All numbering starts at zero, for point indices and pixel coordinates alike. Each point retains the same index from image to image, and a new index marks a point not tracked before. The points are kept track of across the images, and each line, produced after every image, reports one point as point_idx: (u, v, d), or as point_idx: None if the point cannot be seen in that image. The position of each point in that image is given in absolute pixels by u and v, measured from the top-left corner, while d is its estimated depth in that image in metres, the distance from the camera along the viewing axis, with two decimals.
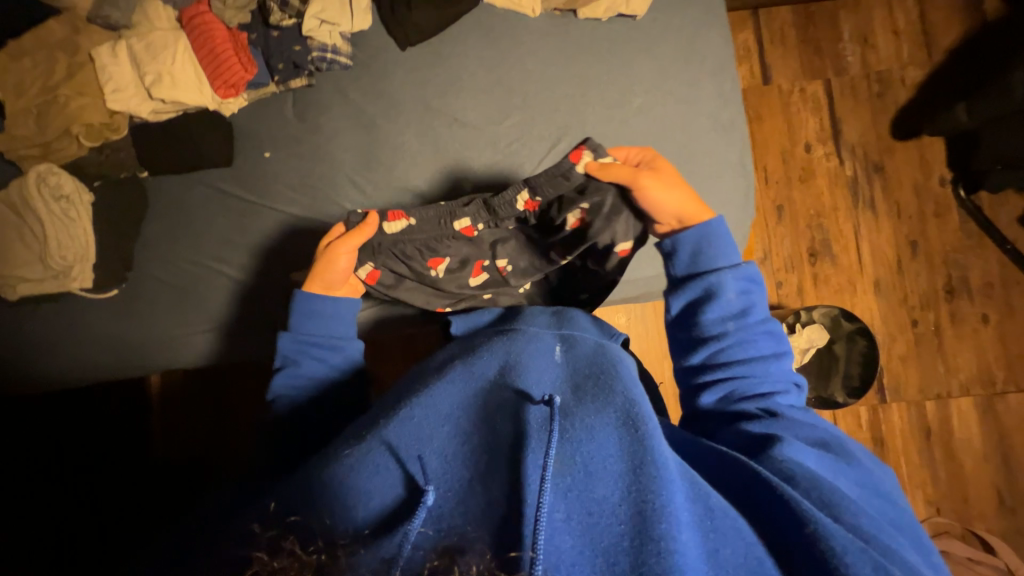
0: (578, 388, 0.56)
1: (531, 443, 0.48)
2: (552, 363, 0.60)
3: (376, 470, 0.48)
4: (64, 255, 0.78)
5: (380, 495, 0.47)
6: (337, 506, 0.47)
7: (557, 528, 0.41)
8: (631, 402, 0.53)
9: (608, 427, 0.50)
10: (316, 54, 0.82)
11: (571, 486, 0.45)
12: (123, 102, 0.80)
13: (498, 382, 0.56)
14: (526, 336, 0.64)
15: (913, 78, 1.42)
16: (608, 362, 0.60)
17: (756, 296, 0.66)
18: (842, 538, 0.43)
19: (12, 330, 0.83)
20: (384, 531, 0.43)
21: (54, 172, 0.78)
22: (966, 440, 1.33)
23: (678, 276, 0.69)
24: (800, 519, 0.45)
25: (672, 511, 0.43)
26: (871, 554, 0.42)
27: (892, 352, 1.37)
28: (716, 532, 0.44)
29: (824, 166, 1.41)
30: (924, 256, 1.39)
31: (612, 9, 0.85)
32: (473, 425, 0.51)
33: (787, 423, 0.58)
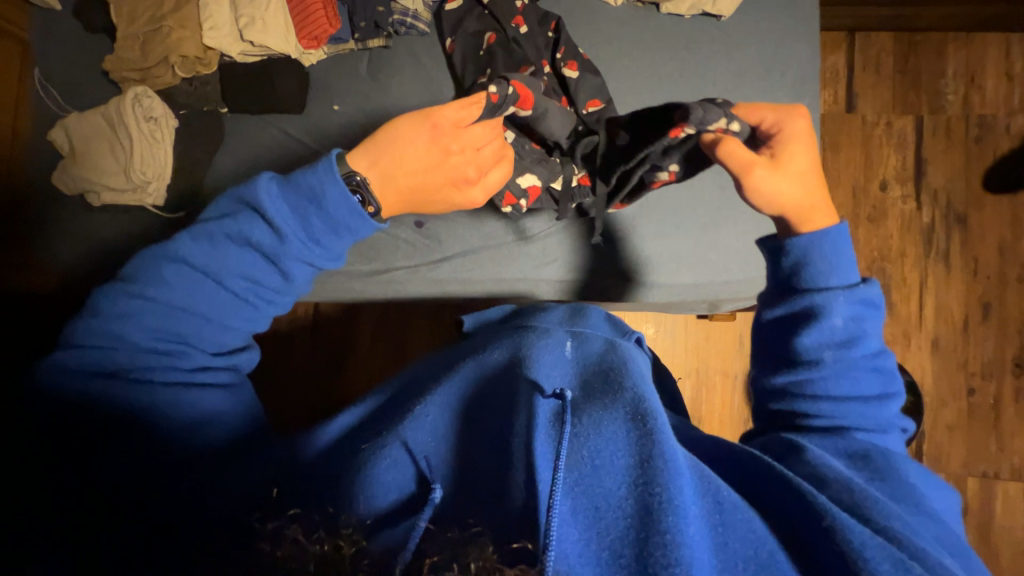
0: (588, 385, 0.54)
1: (542, 437, 0.46)
2: (562, 359, 0.59)
3: (389, 466, 0.47)
4: (146, 171, 0.85)
5: (391, 492, 0.46)
6: (343, 495, 0.45)
7: (562, 523, 0.40)
8: (640, 396, 0.51)
9: (616, 420, 0.48)
10: (397, 16, 0.85)
11: (579, 480, 0.43)
12: (218, 40, 0.85)
13: (509, 371, 0.55)
14: (538, 333, 0.63)
15: (1018, 128, 1.30)
16: (619, 361, 0.58)
17: (870, 324, 0.54)
18: (860, 532, 0.40)
19: (85, 232, 0.91)
20: (393, 524, 0.43)
21: (148, 95, 0.86)
22: (1008, 528, 1.22)
23: (782, 283, 0.57)
24: (814, 509, 0.42)
25: (680, 503, 0.41)
26: (890, 549, 0.39)
27: (939, 418, 1.26)
28: (725, 525, 0.42)
29: (899, 210, 1.31)
30: (996, 321, 1.27)
31: (697, 6, 0.82)
32: (483, 409, 0.52)
33: (837, 439, 0.49)
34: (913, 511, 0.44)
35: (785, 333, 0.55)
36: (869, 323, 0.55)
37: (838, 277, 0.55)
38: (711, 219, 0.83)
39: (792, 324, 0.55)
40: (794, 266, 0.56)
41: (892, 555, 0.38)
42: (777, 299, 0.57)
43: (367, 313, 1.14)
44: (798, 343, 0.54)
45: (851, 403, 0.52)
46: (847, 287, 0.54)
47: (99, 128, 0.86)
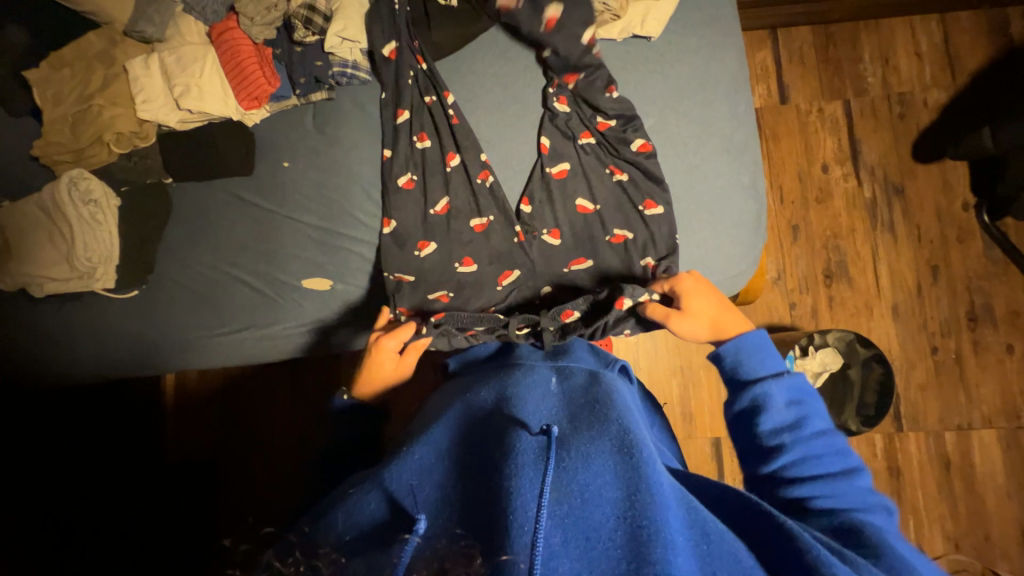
0: (574, 419, 0.55)
1: (528, 472, 0.46)
2: (549, 396, 0.59)
3: (364, 505, 0.49)
4: (90, 256, 0.81)
5: (364, 519, 0.48)
6: (326, 526, 0.48)
7: (554, 553, 0.41)
8: (625, 427, 0.52)
9: (603, 455, 0.49)
10: (337, 69, 0.85)
11: (567, 514, 0.44)
12: (153, 112, 0.83)
13: (496, 410, 0.56)
14: (522, 371, 0.64)
15: (935, 100, 1.40)
16: (604, 394, 0.59)
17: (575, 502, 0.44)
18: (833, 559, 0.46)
19: (33, 325, 0.86)
20: (379, 546, 0.44)
21: (85, 177, 0.82)
22: (988, 474, 1.28)
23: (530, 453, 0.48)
24: (793, 539, 0.48)
25: (668, 535, 0.42)
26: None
27: (911, 380, 1.32)
28: (713, 557, 0.44)
29: (842, 188, 1.39)
30: (945, 281, 1.36)
31: (627, 30, 0.85)
32: (472, 452, 0.52)
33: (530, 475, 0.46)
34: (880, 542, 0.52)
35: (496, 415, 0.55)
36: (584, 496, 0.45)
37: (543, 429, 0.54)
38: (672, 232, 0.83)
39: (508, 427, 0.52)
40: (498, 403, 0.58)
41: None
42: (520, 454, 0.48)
43: (346, 363, 1.11)
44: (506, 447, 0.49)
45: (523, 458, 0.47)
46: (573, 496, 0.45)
47: (35, 217, 0.82)
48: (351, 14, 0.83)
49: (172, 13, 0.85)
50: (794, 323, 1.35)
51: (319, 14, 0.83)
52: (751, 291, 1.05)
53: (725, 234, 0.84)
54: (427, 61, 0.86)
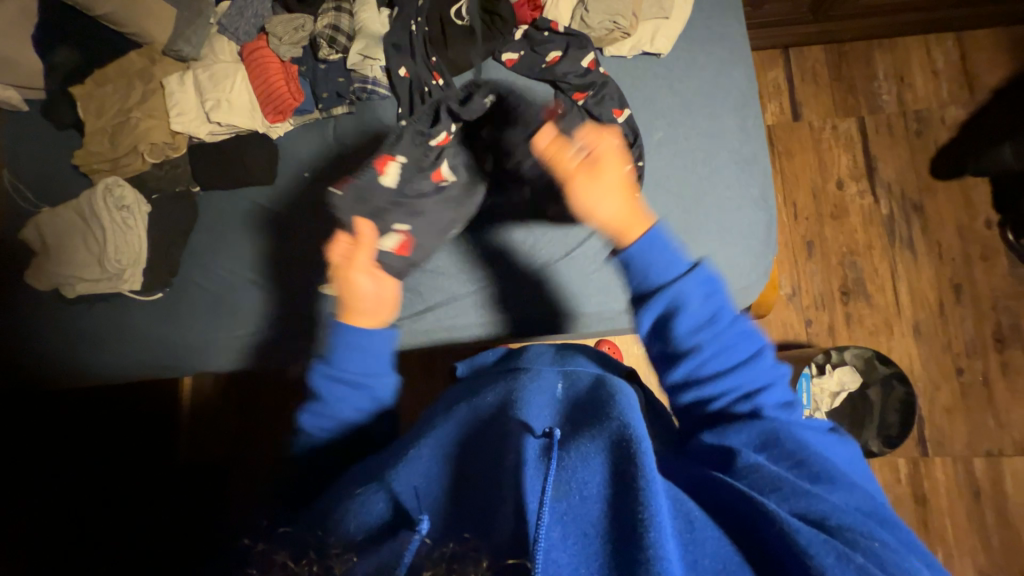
0: (577, 423, 0.54)
1: (530, 473, 0.46)
2: (552, 399, 0.59)
3: (368, 504, 0.50)
4: (119, 258, 0.85)
5: (368, 516, 0.49)
6: (331, 523, 0.50)
7: (552, 546, 0.40)
8: (625, 421, 0.51)
9: (601, 453, 0.48)
10: (357, 84, 0.89)
11: (567, 510, 0.43)
12: (185, 124, 0.89)
13: (498, 414, 0.55)
14: (529, 376, 0.63)
15: (953, 117, 1.39)
16: (608, 393, 0.58)
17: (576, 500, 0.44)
18: (806, 531, 0.42)
19: (63, 325, 0.90)
20: (383, 541, 0.45)
21: (119, 184, 0.87)
22: (1023, 504, 1.21)
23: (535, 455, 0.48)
24: (768, 517, 0.44)
25: (659, 522, 0.41)
26: (833, 543, 0.41)
27: (935, 402, 1.28)
28: (696, 544, 0.42)
29: (858, 204, 1.38)
30: (969, 300, 1.32)
31: (637, 47, 0.88)
32: (475, 454, 0.52)
33: (533, 476, 0.45)
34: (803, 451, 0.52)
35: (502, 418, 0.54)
36: (580, 490, 0.44)
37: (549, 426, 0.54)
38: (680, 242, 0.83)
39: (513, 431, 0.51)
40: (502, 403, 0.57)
41: (833, 546, 0.41)
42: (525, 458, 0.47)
43: None
44: (512, 451, 0.49)
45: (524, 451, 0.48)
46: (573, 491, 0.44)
47: (71, 221, 0.86)
48: (372, 34, 0.88)
49: (208, 34, 0.91)
50: (810, 340, 1.32)
51: (342, 33, 0.88)
52: (764, 305, 1.04)
53: (736, 245, 0.84)
54: (444, 77, 0.90)
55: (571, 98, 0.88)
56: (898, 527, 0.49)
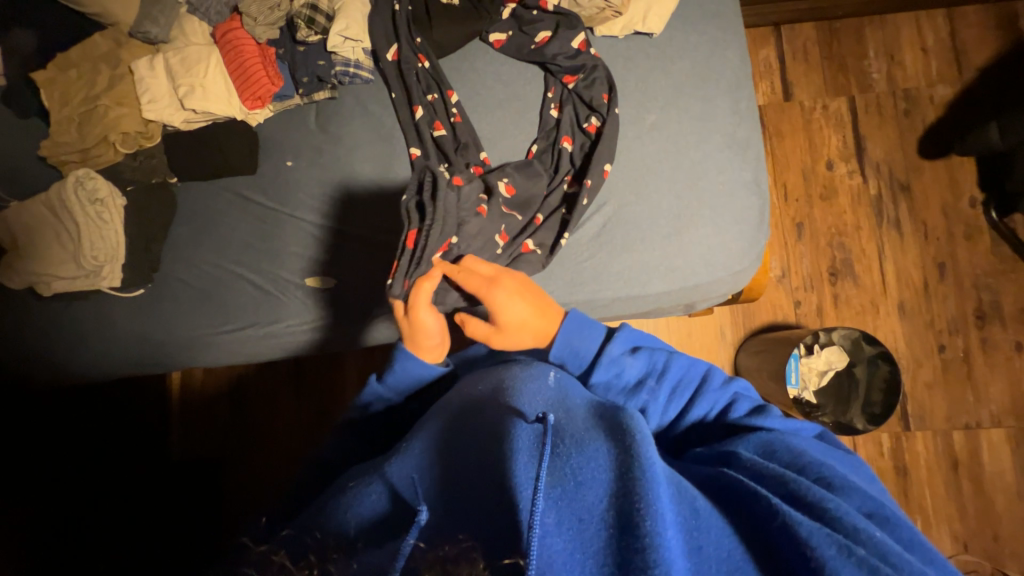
0: (572, 411, 0.54)
1: (523, 459, 0.46)
2: (546, 387, 0.59)
3: (368, 497, 0.52)
4: (96, 254, 0.81)
5: (368, 510, 0.50)
6: (328, 520, 0.50)
7: (547, 533, 0.39)
8: (622, 413, 0.53)
9: (596, 440, 0.48)
10: (339, 68, 0.85)
11: (561, 496, 0.42)
12: (158, 112, 0.84)
13: (492, 402, 0.55)
14: (522, 365, 0.64)
15: (941, 96, 1.39)
16: None
17: (571, 485, 0.43)
18: (809, 524, 0.43)
19: (40, 325, 0.87)
20: (381, 538, 0.46)
21: (91, 176, 0.83)
22: (997, 473, 1.27)
23: (529, 440, 0.47)
24: (769, 509, 0.45)
25: (660, 508, 0.40)
26: (835, 536, 0.43)
27: (917, 378, 1.31)
28: (701, 530, 0.43)
29: (847, 185, 1.38)
30: (952, 278, 1.34)
31: (628, 27, 0.85)
32: (468, 444, 0.52)
33: (525, 461, 0.45)
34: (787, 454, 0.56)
35: (493, 404, 0.55)
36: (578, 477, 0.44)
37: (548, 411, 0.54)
38: (674, 227, 0.82)
39: (506, 417, 0.51)
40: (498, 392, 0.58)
41: (835, 539, 0.42)
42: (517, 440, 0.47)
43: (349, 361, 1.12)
44: (505, 436, 0.48)
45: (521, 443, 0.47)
46: (569, 476, 0.44)
47: (42, 216, 0.82)
48: (353, 13, 0.83)
49: (177, 14, 0.86)
50: (799, 321, 1.34)
51: (322, 13, 0.83)
52: (754, 288, 1.05)
53: (729, 230, 0.83)
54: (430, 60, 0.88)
55: (561, 81, 0.87)
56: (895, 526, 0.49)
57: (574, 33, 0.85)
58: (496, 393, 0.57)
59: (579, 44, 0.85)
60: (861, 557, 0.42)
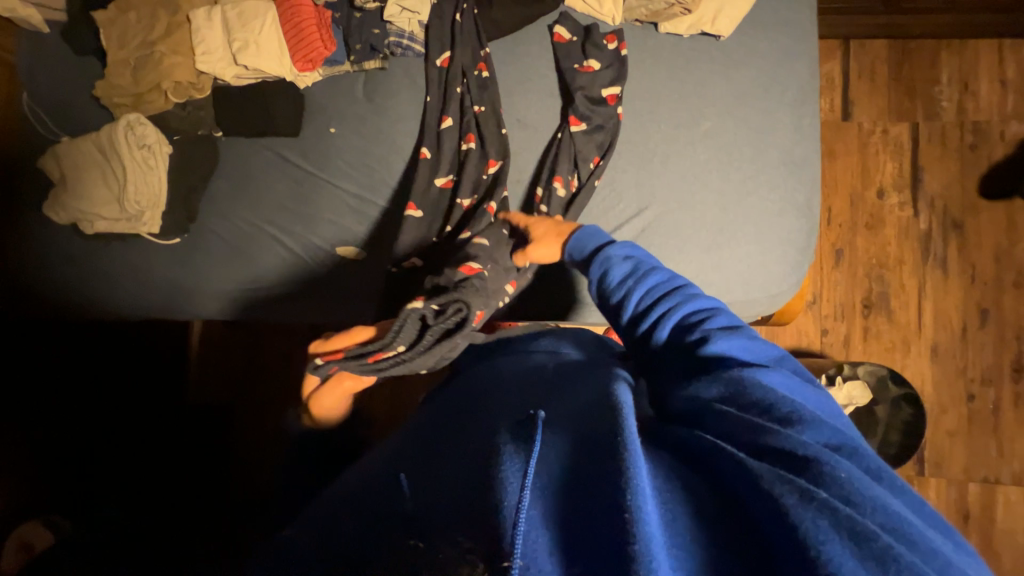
0: (559, 395, 0.55)
1: (512, 443, 0.46)
2: (539, 378, 0.61)
3: (358, 479, 0.54)
4: (138, 200, 0.83)
5: (357, 490, 0.52)
6: (324, 503, 0.53)
7: (532, 521, 0.38)
8: (613, 395, 0.51)
9: (584, 427, 0.48)
10: (393, 38, 0.84)
11: (549, 485, 0.42)
12: (210, 64, 0.84)
13: (490, 399, 0.58)
14: (522, 359, 0.66)
15: (1013, 133, 1.30)
16: (595, 370, 0.59)
17: (552, 466, 0.44)
18: (769, 473, 0.38)
19: (79, 261, 0.90)
20: (363, 517, 0.46)
21: (141, 122, 0.84)
22: (1009, 532, 1.23)
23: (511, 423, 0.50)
24: (743, 470, 0.39)
25: (640, 484, 0.39)
26: (791, 479, 0.37)
27: (940, 425, 1.27)
28: (671, 498, 0.40)
29: (896, 216, 1.32)
30: (994, 327, 1.28)
31: (695, 27, 0.82)
32: (464, 431, 0.54)
33: (509, 441, 0.47)
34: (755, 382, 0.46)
35: (490, 401, 0.57)
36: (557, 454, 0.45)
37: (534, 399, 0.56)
38: (714, 240, 0.80)
39: (496, 411, 0.55)
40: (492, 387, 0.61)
41: (793, 484, 0.37)
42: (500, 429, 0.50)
43: None
44: (495, 426, 0.51)
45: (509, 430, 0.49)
46: (550, 457, 0.44)
47: (91, 156, 0.84)
48: None
49: None
50: (823, 350, 1.30)
51: None
52: (786, 312, 1.02)
53: (772, 251, 0.80)
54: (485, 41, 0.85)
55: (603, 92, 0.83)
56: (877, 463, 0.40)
57: (610, 81, 0.82)
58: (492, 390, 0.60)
59: (608, 95, 0.82)
60: (823, 500, 0.35)
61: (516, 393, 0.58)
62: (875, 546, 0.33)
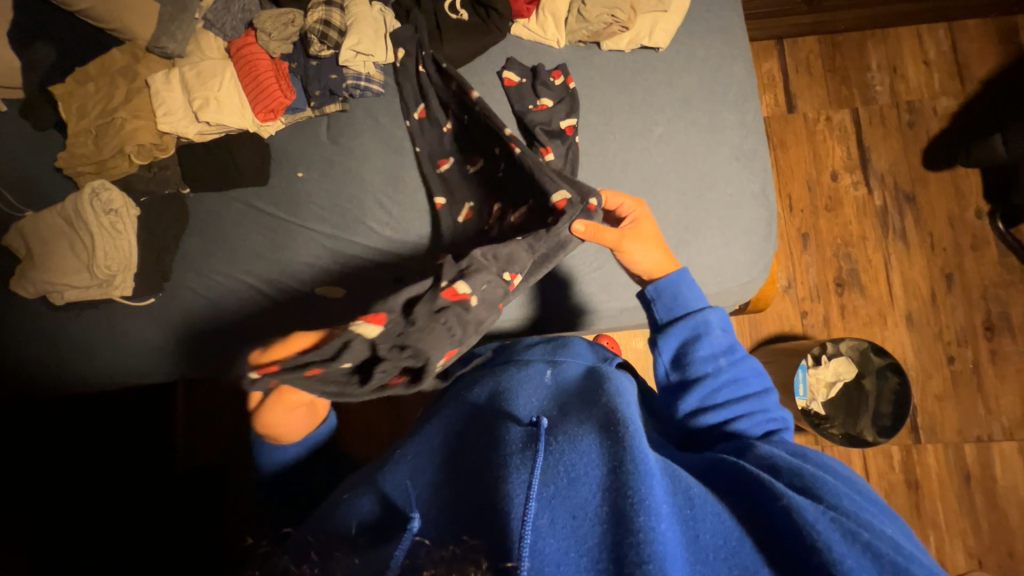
0: (564, 408, 0.57)
1: (517, 458, 0.49)
2: (540, 387, 0.62)
3: (360, 503, 0.52)
4: (109, 264, 0.83)
5: (361, 515, 0.51)
6: (322, 529, 0.50)
7: (541, 534, 0.41)
8: (613, 405, 0.54)
9: (591, 435, 0.50)
10: (350, 81, 0.87)
11: (557, 495, 0.45)
12: (173, 124, 0.86)
13: (489, 410, 0.59)
14: (518, 367, 0.66)
15: (945, 108, 1.39)
16: (595, 382, 0.61)
17: (562, 480, 0.46)
18: (812, 508, 0.43)
19: (50, 333, 0.88)
20: (374, 544, 0.46)
21: (106, 188, 0.84)
22: (1011, 487, 1.25)
23: (518, 438, 0.52)
24: (772, 492, 0.45)
25: (652, 503, 0.42)
26: (840, 521, 0.42)
27: (927, 390, 1.30)
28: (696, 519, 0.44)
29: (852, 196, 1.39)
30: (960, 289, 1.34)
31: (635, 42, 0.87)
32: (468, 447, 0.55)
33: (517, 457, 0.49)
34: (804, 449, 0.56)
35: (490, 413, 0.58)
36: (566, 469, 0.47)
37: (536, 409, 0.57)
38: (681, 237, 0.83)
39: (500, 422, 0.56)
40: (490, 398, 0.62)
41: (839, 524, 0.42)
42: (506, 444, 0.51)
43: None
44: (500, 440, 0.52)
45: (515, 446, 0.50)
46: (557, 471, 0.47)
47: (57, 227, 0.84)
48: (366, 29, 0.85)
49: (193, 30, 0.88)
50: (806, 332, 1.33)
51: (335, 29, 0.85)
52: (761, 299, 1.05)
53: (736, 242, 0.83)
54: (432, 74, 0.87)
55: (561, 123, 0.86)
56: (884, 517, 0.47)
57: (566, 114, 0.86)
58: (493, 400, 0.60)
59: (567, 127, 0.85)
60: (865, 541, 0.41)
61: (519, 403, 0.58)
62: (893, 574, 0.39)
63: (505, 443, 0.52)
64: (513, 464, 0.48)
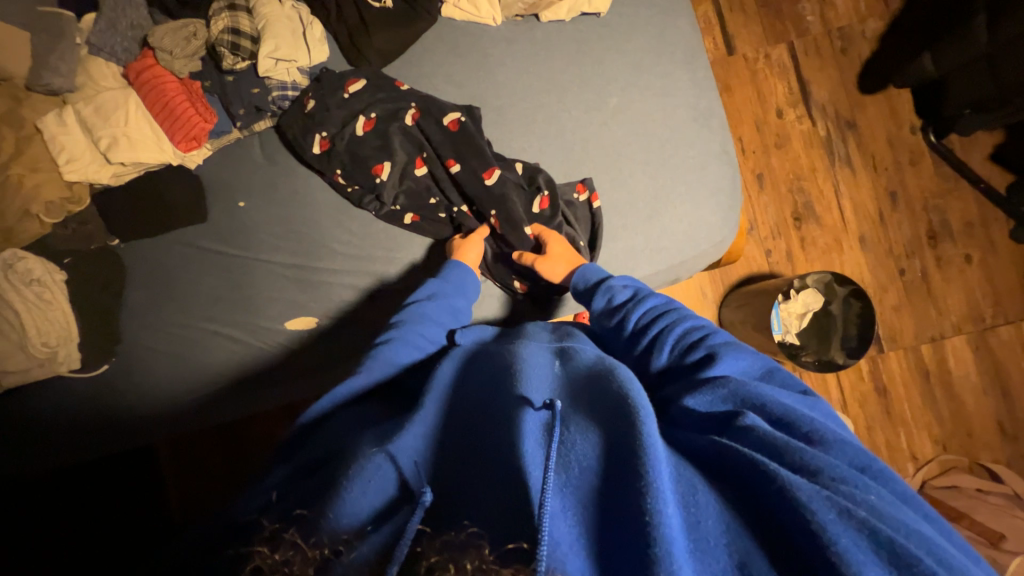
0: (579, 390, 0.53)
1: (530, 442, 0.47)
2: (551, 373, 0.58)
3: (372, 476, 0.46)
4: (46, 339, 0.75)
5: (371, 495, 0.45)
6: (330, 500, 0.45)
7: (553, 516, 0.40)
8: (624, 385, 0.50)
9: (603, 422, 0.47)
10: (276, 93, 0.80)
11: (567, 484, 0.44)
12: (81, 171, 0.76)
13: (496, 388, 0.55)
14: (525, 346, 0.63)
15: (873, 30, 1.43)
16: (612, 362, 0.57)
17: (574, 464, 0.45)
18: (807, 487, 0.39)
19: None
20: (381, 522, 0.43)
21: (20, 257, 0.75)
22: (963, 376, 1.38)
23: (534, 423, 0.49)
24: (767, 473, 0.40)
25: (661, 488, 0.39)
26: (835, 500, 0.38)
27: (885, 303, 1.40)
28: (699, 507, 0.41)
29: (798, 129, 1.42)
30: (903, 204, 1.42)
31: (575, 9, 0.83)
32: (467, 432, 0.52)
33: (529, 439, 0.47)
34: (796, 413, 0.47)
35: (496, 389, 0.55)
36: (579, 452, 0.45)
37: (549, 394, 0.54)
38: (653, 209, 0.82)
39: (502, 400, 0.53)
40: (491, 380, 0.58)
41: (835, 502, 0.38)
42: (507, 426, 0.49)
43: None
44: (502, 425, 0.50)
45: (524, 430, 0.48)
46: (569, 461, 0.45)
47: None
48: (281, 31, 0.77)
49: (78, 57, 0.77)
50: (772, 270, 1.39)
51: (246, 37, 0.76)
52: (733, 251, 1.07)
53: (706, 204, 0.84)
54: (364, 76, 0.81)
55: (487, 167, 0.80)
56: (894, 480, 0.43)
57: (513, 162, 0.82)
58: (497, 377, 0.57)
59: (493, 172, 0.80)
60: (862, 519, 0.37)
61: (531, 384, 0.54)
62: (891, 554, 0.35)
63: (507, 427, 0.49)
64: (527, 448, 0.46)
